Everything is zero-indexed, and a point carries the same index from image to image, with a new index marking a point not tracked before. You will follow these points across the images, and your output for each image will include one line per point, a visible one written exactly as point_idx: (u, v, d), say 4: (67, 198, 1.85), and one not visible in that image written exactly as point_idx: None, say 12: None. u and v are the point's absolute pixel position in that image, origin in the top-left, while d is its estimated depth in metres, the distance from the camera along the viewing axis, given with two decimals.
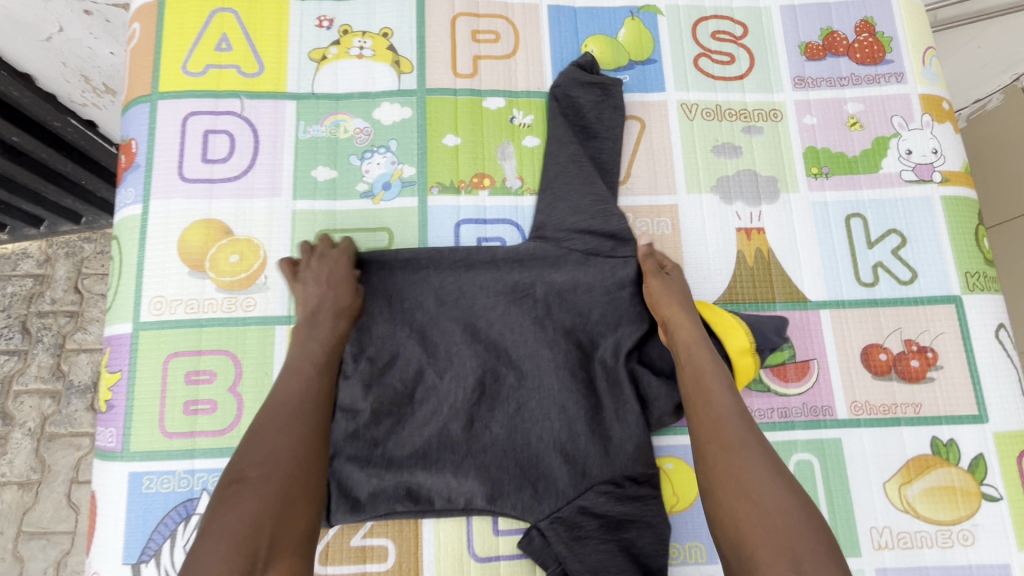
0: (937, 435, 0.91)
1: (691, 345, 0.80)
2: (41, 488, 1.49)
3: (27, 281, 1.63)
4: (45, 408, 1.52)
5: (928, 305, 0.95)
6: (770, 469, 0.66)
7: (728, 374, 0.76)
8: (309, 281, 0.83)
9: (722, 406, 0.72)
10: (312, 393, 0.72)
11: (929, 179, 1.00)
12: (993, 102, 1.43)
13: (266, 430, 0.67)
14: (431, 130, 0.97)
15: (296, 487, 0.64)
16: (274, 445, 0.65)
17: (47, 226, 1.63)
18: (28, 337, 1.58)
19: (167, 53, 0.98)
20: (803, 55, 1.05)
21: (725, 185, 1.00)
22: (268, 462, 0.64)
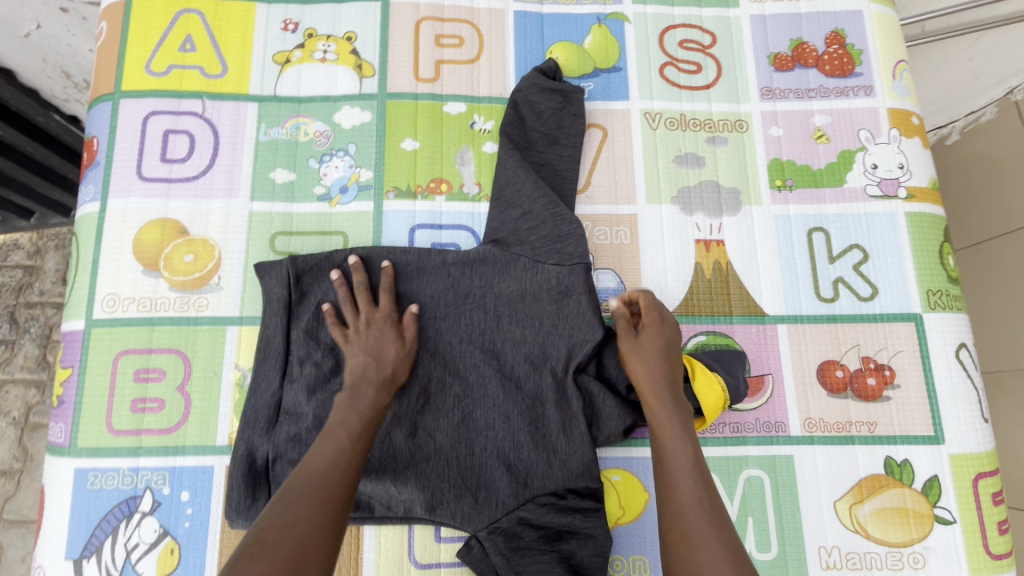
0: (892, 454, 0.89)
1: (660, 423, 0.78)
2: (22, 477, 1.51)
3: (17, 272, 1.64)
4: (29, 398, 1.55)
5: (888, 323, 0.94)
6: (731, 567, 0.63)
7: (694, 456, 0.74)
8: (356, 348, 0.82)
9: (685, 495, 0.71)
10: (336, 451, 0.72)
11: (894, 195, 0.99)
12: (987, 115, 1.45)
13: (291, 491, 0.67)
14: (390, 134, 0.97)
15: (309, 554, 0.62)
16: (295, 508, 0.65)
17: (38, 218, 1.63)
18: (15, 327, 1.60)
19: (131, 52, 0.98)
20: (771, 66, 1.04)
21: (686, 195, 0.99)
22: (282, 524, 0.63)
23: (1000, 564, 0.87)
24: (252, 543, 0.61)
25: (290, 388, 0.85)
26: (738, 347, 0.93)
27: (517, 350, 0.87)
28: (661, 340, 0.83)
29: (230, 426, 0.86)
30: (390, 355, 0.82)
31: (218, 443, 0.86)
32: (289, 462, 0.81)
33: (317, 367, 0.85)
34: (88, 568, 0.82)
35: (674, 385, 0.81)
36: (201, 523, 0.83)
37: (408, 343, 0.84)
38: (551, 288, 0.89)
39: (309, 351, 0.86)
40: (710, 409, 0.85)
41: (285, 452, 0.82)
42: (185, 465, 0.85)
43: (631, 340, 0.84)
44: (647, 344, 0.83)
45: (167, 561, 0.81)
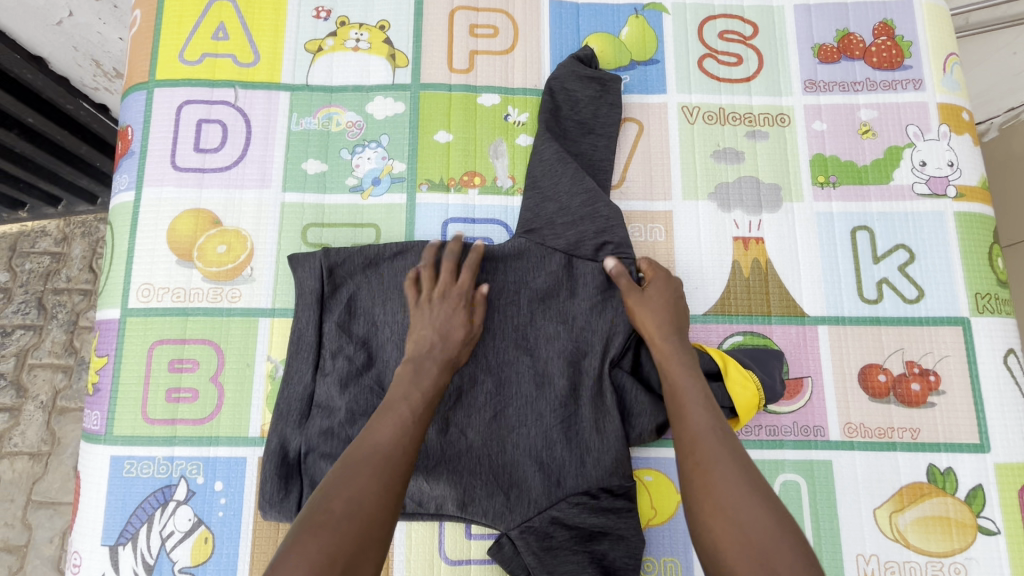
0: (935, 462, 0.87)
1: (670, 366, 0.78)
2: (50, 460, 1.53)
3: (45, 259, 1.68)
4: (58, 383, 1.57)
5: (933, 326, 0.91)
6: (749, 489, 0.63)
7: (705, 392, 0.74)
8: (425, 320, 0.81)
9: (697, 426, 0.70)
10: (398, 425, 0.69)
11: (943, 194, 0.95)
12: None
13: (358, 463, 0.64)
14: (423, 126, 0.96)
15: (374, 531, 0.60)
16: (361, 480, 0.63)
17: (65, 206, 1.67)
18: (44, 313, 1.62)
19: (165, 41, 0.98)
20: (816, 58, 1.01)
21: (724, 191, 0.96)
22: (353, 496, 0.61)
23: None
24: (319, 513, 0.60)
25: (322, 381, 0.85)
26: (776, 347, 0.91)
27: (551, 347, 0.86)
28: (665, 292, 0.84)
29: (262, 418, 0.86)
30: (458, 337, 0.80)
31: (251, 434, 0.86)
32: (321, 455, 0.81)
33: (349, 361, 0.85)
34: (124, 555, 0.83)
35: (680, 334, 0.81)
36: (234, 513, 0.83)
37: (475, 327, 0.82)
38: (586, 284, 0.88)
39: (341, 344, 0.86)
40: (744, 409, 0.82)
41: (317, 446, 0.82)
42: (219, 455, 0.85)
43: (637, 290, 0.84)
44: (653, 294, 0.83)
45: (201, 550, 0.82)
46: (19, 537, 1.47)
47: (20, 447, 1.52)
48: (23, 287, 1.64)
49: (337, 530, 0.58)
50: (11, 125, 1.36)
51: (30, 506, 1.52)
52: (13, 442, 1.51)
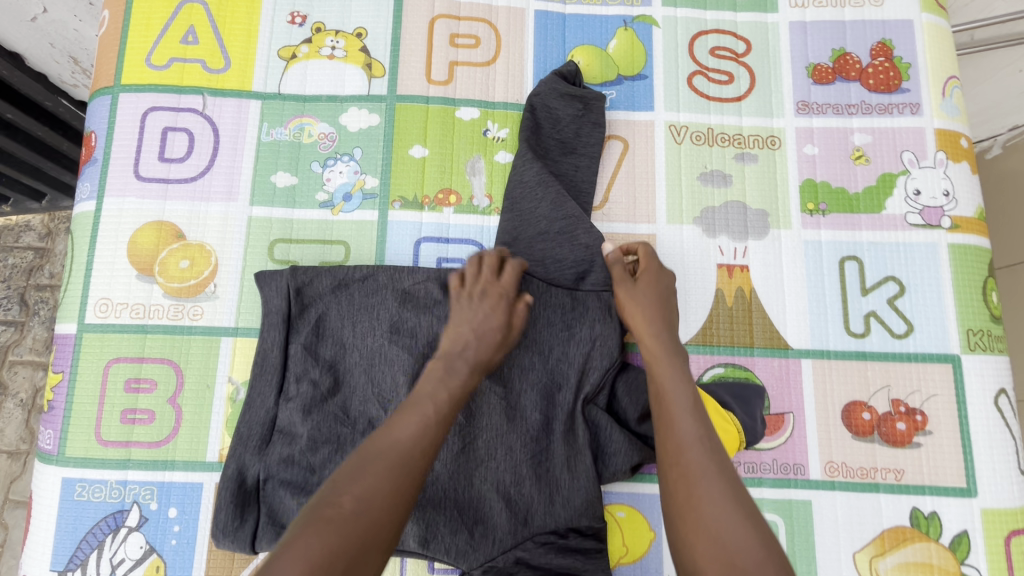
0: (918, 505, 0.83)
1: (658, 365, 0.73)
2: (28, 460, 1.50)
3: (28, 254, 1.62)
4: (38, 381, 1.53)
5: (922, 363, 0.87)
6: (732, 500, 0.59)
7: (695, 396, 0.69)
8: (463, 314, 0.78)
9: (684, 432, 0.66)
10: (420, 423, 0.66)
11: (937, 224, 0.91)
12: None
13: (371, 458, 0.62)
14: (398, 140, 0.92)
15: (377, 529, 0.58)
16: (371, 477, 0.60)
17: (48, 201, 1.59)
18: (26, 309, 1.58)
19: (131, 44, 0.94)
20: (810, 78, 0.97)
21: (710, 216, 0.93)
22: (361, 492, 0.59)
23: None
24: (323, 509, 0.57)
25: (285, 405, 0.82)
26: (757, 382, 0.87)
27: (526, 380, 0.83)
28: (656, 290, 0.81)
29: (221, 442, 0.83)
30: (495, 335, 0.76)
31: (208, 459, 0.83)
32: (281, 483, 0.79)
33: (314, 386, 0.82)
34: None
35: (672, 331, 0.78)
36: (187, 541, 0.80)
37: (513, 334, 0.78)
38: (561, 317, 0.85)
39: (306, 368, 0.83)
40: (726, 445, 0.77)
41: (276, 473, 0.79)
42: (174, 480, 0.82)
43: (626, 283, 0.81)
44: (642, 292, 0.81)
45: None
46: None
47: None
48: (5, 282, 1.59)
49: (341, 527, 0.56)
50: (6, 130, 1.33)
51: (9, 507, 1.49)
52: None
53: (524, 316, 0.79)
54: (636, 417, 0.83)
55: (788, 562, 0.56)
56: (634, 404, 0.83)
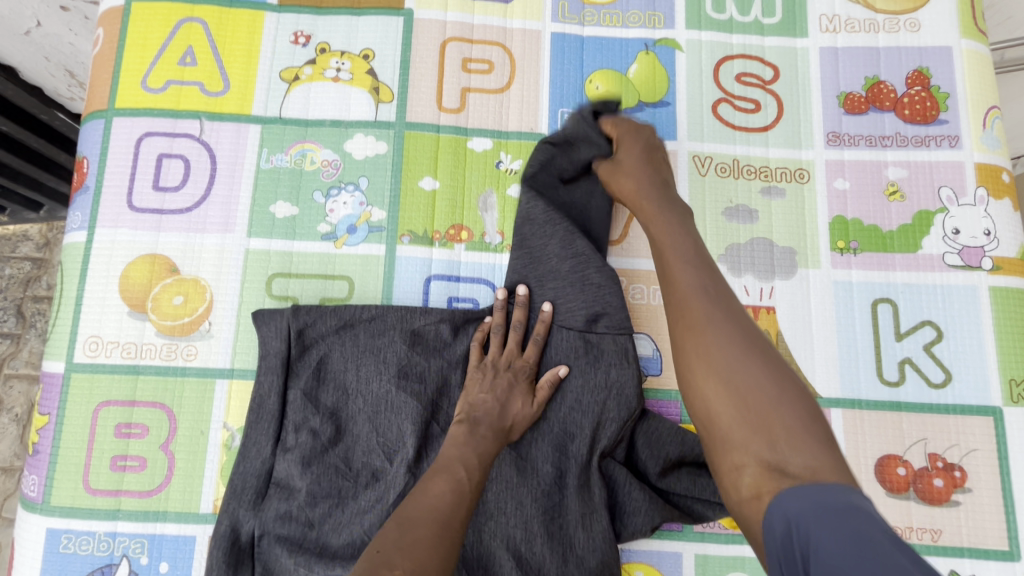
0: (957, 569, 0.78)
1: (655, 223, 0.72)
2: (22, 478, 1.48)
3: (25, 264, 1.57)
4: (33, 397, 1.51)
5: (961, 415, 0.82)
6: (712, 289, 0.61)
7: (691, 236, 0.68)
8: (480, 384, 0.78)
9: (683, 280, 0.63)
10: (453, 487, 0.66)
11: (977, 266, 0.86)
12: None
13: (415, 523, 0.60)
14: (406, 170, 0.87)
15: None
16: (420, 540, 0.58)
17: (47, 210, 1.58)
18: (22, 321, 1.55)
19: (127, 65, 0.89)
20: (842, 107, 0.91)
21: (735, 254, 0.87)
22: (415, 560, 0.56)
23: None
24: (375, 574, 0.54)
25: (284, 455, 0.77)
26: None
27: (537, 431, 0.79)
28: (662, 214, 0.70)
29: (215, 492, 0.78)
30: (517, 411, 0.76)
31: (202, 511, 0.78)
32: (277, 540, 0.74)
33: (314, 435, 0.77)
34: None
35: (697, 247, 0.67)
36: None
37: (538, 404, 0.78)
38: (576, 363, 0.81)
39: (308, 415, 0.78)
40: None
41: (273, 529, 0.74)
42: (166, 533, 0.77)
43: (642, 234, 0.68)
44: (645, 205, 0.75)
45: None
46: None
47: None
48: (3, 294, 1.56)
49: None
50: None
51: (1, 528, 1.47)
52: None
53: (551, 387, 0.79)
54: (658, 470, 0.79)
55: (803, 390, 0.55)
56: (654, 457, 0.79)
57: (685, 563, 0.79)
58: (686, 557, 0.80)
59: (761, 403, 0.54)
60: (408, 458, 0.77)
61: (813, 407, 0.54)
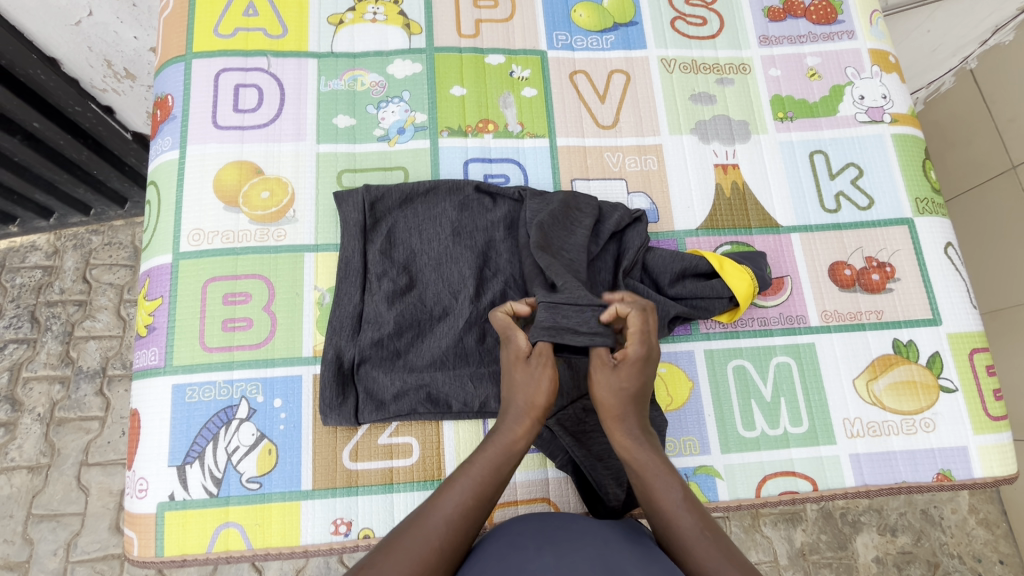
0: (898, 336, 1.02)
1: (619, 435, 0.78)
2: (50, 472, 1.61)
3: (37, 272, 1.79)
4: (55, 393, 1.67)
5: (884, 227, 1.08)
6: (701, 534, 0.70)
7: (656, 453, 0.77)
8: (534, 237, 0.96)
9: (625, 437, 0.78)
10: (507, 443, 0.77)
11: (881, 120, 1.14)
12: (946, 84, 1.65)
13: (466, 478, 0.73)
14: (439, 82, 1.09)
15: (458, 527, 0.69)
16: (460, 493, 0.72)
17: (57, 218, 1.77)
18: (37, 326, 1.73)
19: (199, 19, 1.08)
20: (767, 18, 1.19)
21: (702, 127, 1.12)
22: (446, 516, 0.69)
23: (998, 425, 0.99)
24: (411, 524, 0.68)
25: (370, 300, 0.95)
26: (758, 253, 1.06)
27: (574, 257, 0.94)
28: (637, 363, 0.79)
29: (314, 339, 0.95)
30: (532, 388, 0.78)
31: (305, 353, 0.94)
32: (374, 364, 0.92)
33: (393, 283, 0.95)
34: (191, 473, 0.88)
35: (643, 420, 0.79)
36: (295, 425, 0.91)
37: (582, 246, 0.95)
38: (596, 211, 1.00)
39: (386, 269, 0.96)
40: (743, 297, 0.96)
41: (370, 356, 0.92)
42: (277, 374, 0.93)
43: (605, 366, 0.79)
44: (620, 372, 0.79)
45: (266, 461, 0.89)
46: (20, 552, 1.54)
47: (18, 461, 1.61)
48: (16, 301, 1.75)
49: (419, 548, 0.66)
50: (15, 131, 1.44)
51: (30, 521, 1.60)
52: (11, 456, 1.61)
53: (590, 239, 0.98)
54: (669, 279, 0.99)
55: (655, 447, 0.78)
56: (662, 270, 0.99)
57: (697, 358, 1.00)
58: (697, 353, 1.00)
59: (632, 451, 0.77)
60: (470, 293, 0.95)
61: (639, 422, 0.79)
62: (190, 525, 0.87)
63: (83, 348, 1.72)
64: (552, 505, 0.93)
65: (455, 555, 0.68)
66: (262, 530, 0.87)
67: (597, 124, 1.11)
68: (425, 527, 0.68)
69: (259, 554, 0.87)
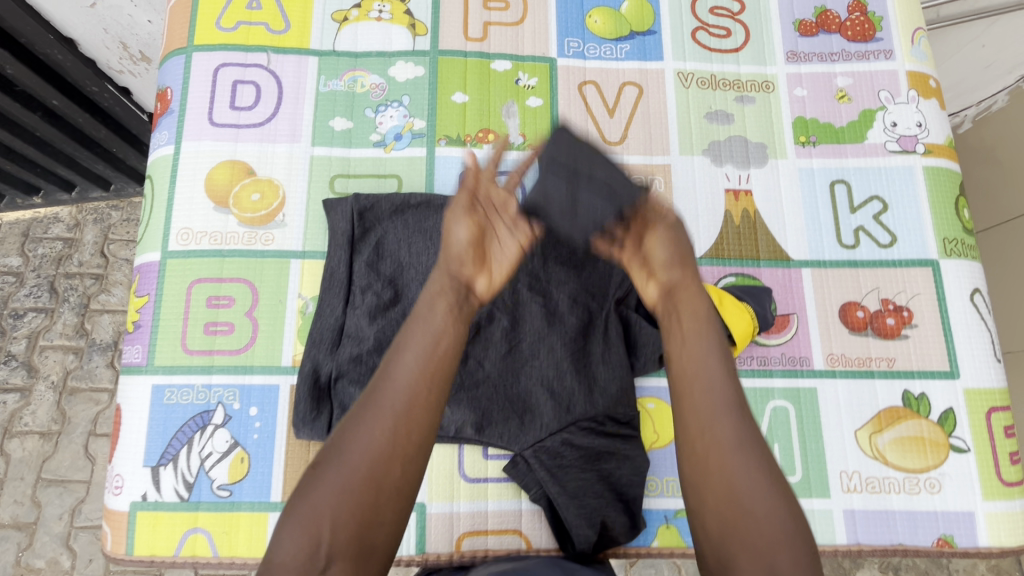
0: (909, 388, 0.95)
1: (701, 362, 0.73)
2: (60, 439, 1.66)
3: (57, 244, 1.82)
4: (68, 363, 1.71)
5: (906, 267, 1.00)
6: (777, 522, 0.64)
7: (739, 400, 0.70)
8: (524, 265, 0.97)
9: (714, 376, 0.71)
10: (421, 358, 0.69)
11: (913, 150, 1.05)
12: (999, 103, 1.49)
13: (370, 414, 0.66)
14: (441, 88, 1.05)
15: (370, 459, 0.64)
16: (364, 432, 0.65)
17: (78, 191, 1.80)
18: (56, 296, 1.77)
19: (203, 10, 1.06)
20: (797, 31, 1.11)
21: (716, 148, 1.06)
22: (351, 456, 0.64)
23: (1011, 491, 0.92)
24: (319, 467, 0.65)
25: (352, 313, 0.93)
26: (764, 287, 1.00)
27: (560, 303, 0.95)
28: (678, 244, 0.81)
29: (294, 349, 0.93)
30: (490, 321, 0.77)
31: (284, 363, 0.93)
32: (351, 380, 0.89)
33: (376, 297, 0.93)
34: (164, 475, 0.89)
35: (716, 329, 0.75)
36: (268, 435, 0.90)
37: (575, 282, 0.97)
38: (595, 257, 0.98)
39: (370, 282, 0.94)
40: (741, 337, 0.90)
41: (347, 372, 0.89)
42: (254, 382, 0.92)
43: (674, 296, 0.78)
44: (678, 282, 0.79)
45: (238, 469, 0.89)
46: (28, 514, 1.60)
47: (32, 426, 1.66)
48: (36, 272, 1.79)
49: (331, 492, 0.63)
50: (36, 107, 1.46)
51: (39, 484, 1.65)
52: (25, 421, 1.66)
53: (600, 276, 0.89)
54: None
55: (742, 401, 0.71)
56: None
57: None
58: None
59: (713, 397, 0.70)
60: None
61: (730, 366, 0.73)
62: (161, 526, 0.87)
63: (97, 322, 1.75)
64: (524, 538, 0.90)
65: (372, 486, 0.64)
66: (229, 537, 0.87)
67: (603, 139, 1.05)
68: (333, 468, 0.64)
69: (224, 561, 0.87)
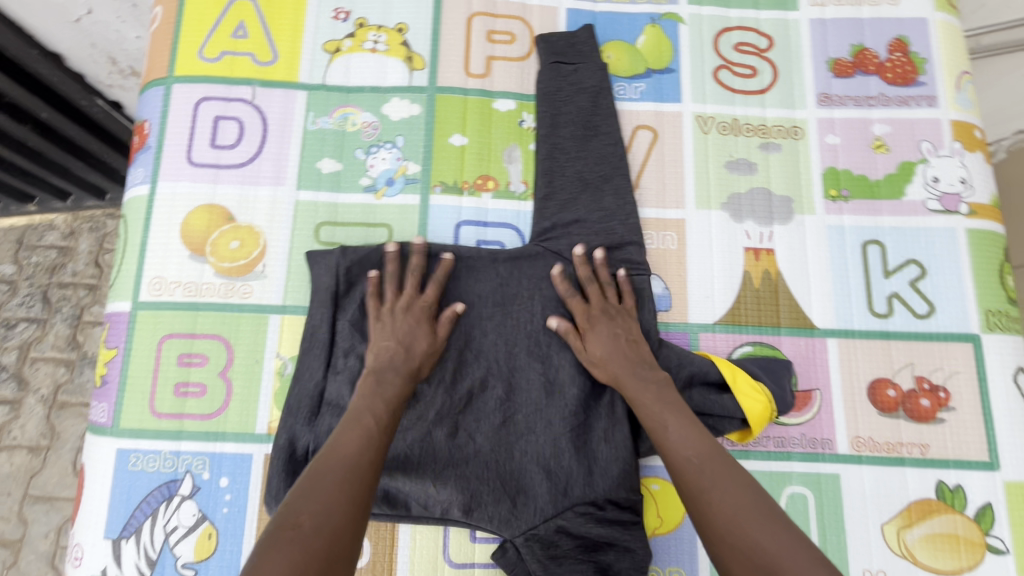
0: (943, 479, 0.86)
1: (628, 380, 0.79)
2: (49, 455, 1.51)
3: (52, 252, 1.64)
4: (59, 376, 1.53)
5: (943, 341, 0.91)
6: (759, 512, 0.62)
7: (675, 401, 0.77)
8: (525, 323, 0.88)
9: (641, 393, 0.78)
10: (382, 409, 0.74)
11: (956, 210, 0.95)
12: None
13: (328, 469, 0.64)
14: (438, 129, 0.97)
15: (335, 512, 0.60)
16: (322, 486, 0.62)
17: (73, 200, 1.63)
18: (48, 307, 1.59)
19: (185, 37, 0.98)
20: (830, 72, 1.01)
21: (736, 201, 0.97)
22: (312, 510, 0.59)
23: None
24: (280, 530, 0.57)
25: (333, 378, 0.85)
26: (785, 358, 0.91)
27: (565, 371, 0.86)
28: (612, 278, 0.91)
29: (270, 414, 0.87)
30: (420, 349, 0.82)
31: (258, 430, 0.86)
32: None
33: (359, 360, 0.86)
34: (126, 549, 0.82)
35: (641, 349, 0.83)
36: (238, 510, 0.83)
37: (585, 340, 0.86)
38: None
39: (354, 343, 0.86)
40: (757, 420, 0.82)
41: None
42: (226, 451, 0.85)
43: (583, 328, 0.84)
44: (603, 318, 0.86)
45: (204, 546, 0.82)
46: (13, 530, 1.43)
47: (19, 440, 1.49)
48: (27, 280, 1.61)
49: (299, 548, 0.55)
50: (26, 120, 1.32)
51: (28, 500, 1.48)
52: (13, 435, 1.49)
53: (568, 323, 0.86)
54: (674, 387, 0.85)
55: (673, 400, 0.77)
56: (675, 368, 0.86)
57: None
58: None
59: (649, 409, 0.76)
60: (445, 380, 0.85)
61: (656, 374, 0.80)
62: None
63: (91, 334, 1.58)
64: None
65: (343, 539, 0.58)
66: None
67: None
68: (295, 529, 0.57)
69: None
